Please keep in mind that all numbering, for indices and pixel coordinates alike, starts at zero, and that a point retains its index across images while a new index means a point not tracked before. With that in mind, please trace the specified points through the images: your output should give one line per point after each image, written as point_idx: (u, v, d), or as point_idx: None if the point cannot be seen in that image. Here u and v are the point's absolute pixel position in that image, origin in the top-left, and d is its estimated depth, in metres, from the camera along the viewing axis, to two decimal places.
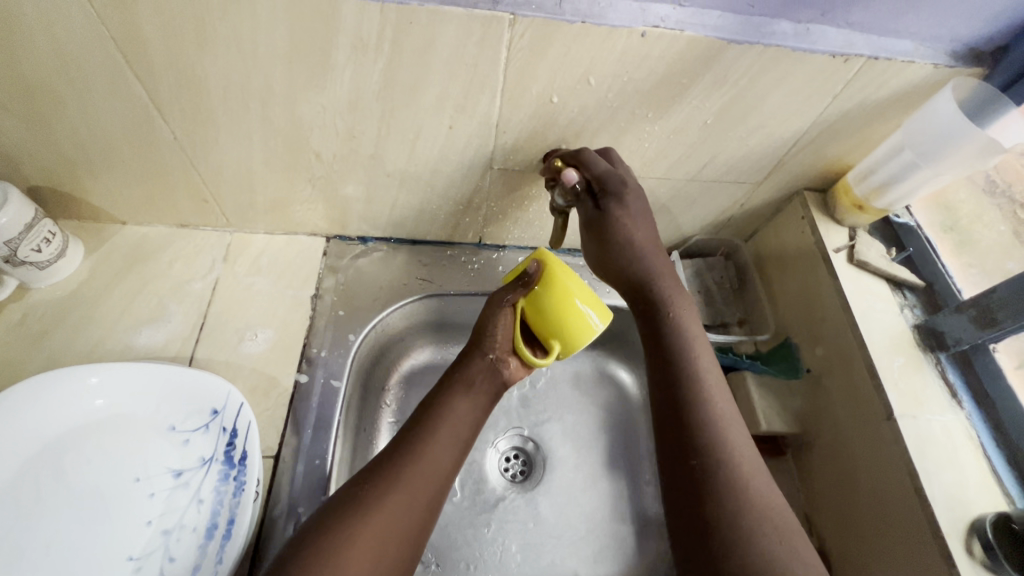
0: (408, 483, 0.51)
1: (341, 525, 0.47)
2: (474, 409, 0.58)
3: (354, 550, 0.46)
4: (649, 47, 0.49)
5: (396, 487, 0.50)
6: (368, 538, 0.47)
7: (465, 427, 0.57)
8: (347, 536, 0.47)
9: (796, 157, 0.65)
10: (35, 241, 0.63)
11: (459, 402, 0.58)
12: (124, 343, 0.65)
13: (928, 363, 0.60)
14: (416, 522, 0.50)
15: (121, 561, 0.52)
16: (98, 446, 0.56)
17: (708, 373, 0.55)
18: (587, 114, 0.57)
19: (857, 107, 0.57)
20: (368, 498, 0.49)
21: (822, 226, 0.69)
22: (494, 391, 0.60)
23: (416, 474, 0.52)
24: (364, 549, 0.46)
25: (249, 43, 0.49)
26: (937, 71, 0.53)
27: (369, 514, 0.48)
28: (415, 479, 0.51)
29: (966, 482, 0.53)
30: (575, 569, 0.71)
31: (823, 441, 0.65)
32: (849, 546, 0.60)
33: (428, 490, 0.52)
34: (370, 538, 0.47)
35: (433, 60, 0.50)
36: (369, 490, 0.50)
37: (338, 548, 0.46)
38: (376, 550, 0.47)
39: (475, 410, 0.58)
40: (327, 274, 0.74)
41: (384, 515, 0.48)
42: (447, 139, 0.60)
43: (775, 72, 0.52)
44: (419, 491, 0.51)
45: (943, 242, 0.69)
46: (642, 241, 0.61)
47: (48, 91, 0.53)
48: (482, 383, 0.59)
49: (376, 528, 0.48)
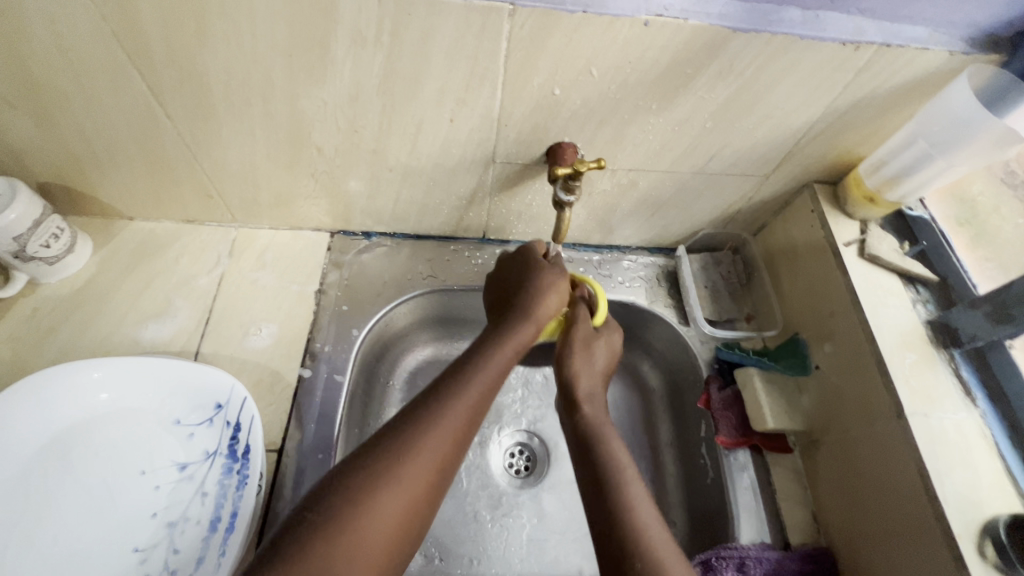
0: (452, 426, 0.46)
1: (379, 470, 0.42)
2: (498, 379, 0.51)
3: (393, 500, 0.42)
4: (652, 38, 0.48)
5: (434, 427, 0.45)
6: (406, 487, 0.42)
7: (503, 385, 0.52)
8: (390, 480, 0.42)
9: (806, 149, 0.63)
10: (44, 236, 0.64)
11: (507, 346, 0.52)
12: (132, 337, 0.66)
13: (941, 359, 0.59)
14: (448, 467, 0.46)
15: (127, 553, 0.52)
16: (104, 438, 0.56)
17: (618, 451, 0.52)
18: (589, 107, 0.56)
19: (869, 97, 0.56)
20: (414, 441, 0.44)
21: (832, 219, 0.67)
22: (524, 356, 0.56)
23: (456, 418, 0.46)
24: (401, 501, 0.42)
25: (249, 37, 0.48)
26: (952, 59, 0.51)
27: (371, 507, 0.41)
28: (458, 424, 0.46)
29: (978, 481, 0.52)
30: (580, 565, 0.71)
31: (831, 440, 0.64)
32: (859, 547, 0.58)
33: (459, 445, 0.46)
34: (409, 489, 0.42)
35: (432, 53, 0.50)
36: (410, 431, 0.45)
37: (367, 500, 0.41)
38: (413, 504, 0.42)
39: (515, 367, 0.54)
40: (332, 269, 0.75)
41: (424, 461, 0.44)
42: (449, 133, 0.60)
43: (782, 62, 0.51)
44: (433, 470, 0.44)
45: (959, 235, 0.67)
46: (596, 371, 0.60)
47: (54, 88, 0.53)
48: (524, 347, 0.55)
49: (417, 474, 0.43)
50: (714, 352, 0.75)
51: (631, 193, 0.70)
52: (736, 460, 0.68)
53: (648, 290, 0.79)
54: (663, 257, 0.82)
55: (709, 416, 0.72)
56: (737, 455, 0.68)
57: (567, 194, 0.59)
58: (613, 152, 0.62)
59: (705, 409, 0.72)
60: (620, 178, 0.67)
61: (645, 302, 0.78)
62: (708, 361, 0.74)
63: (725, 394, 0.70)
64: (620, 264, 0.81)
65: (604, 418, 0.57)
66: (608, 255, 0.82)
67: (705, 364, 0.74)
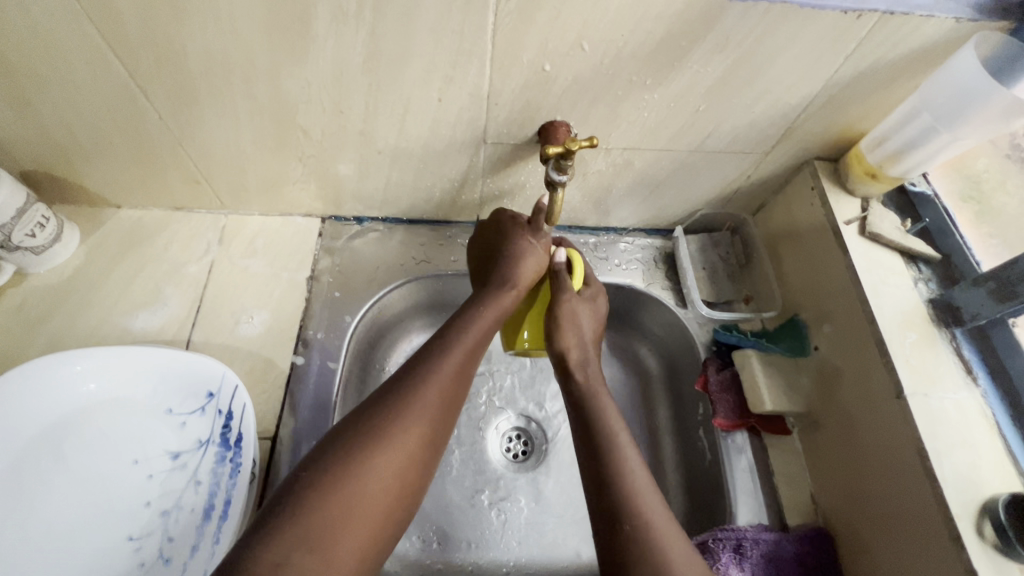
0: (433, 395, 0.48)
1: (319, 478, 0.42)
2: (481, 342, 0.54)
3: (367, 476, 0.43)
4: (645, 8, 0.47)
5: (430, 377, 0.49)
6: (401, 444, 0.45)
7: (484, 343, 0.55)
8: (367, 452, 0.44)
9: (806, 125, 0.62)
10: (29, 225, 0.62)
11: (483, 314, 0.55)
12: (122, 327, 0.65)
13: (942, 338, 0.58)
14: (440, 425, 0.48)
15: (121, 542, 0.52)
16: (95, 428, 0.56)
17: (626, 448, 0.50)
18: (581, 83, 0.54)
19: (872, 68, 0.54)
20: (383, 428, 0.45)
21: (833, 197, 0.66)
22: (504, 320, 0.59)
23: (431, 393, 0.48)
24: (387, 466, 0.44)
25: (226, 14, 0.46)
26: (958, 27, 0.49)
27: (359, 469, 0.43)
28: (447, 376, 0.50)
29: (979, 461, 0.51)
30: (578, 548, 0.71)
31: (829, 420, 0.63)
32: (856, 529, 0.58)
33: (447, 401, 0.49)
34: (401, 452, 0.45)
35: (417, 29, 0.48)
36: (408, 384, 0.48)
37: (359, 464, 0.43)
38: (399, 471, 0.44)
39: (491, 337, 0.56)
40: (324, 255, 0.74)
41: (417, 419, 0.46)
42: (438, 113, 0.58)
43: (780, 33, 0.49)
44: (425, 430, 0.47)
45: (963, 211, 0.65)
46: (584, 334, 0.60)
47: (31, 75, 0.52)
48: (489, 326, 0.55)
49: (406, 438, 0.45)
50: (712, 334, 0.74)
51: (627, 173, 0.68)
52: (734, 442, 0.68)
53: (645, 272, 0.78)
54: (660, 238, 0.81)
55: (706, 399, 0.72)
56: (735, 437, 0.68)
57: (559, 173, 0.57)
58: (607, 130, 0.61)
59: (702, 392, 0.72)
60: (615, 158, 0.65)
61: (642, 284, 0.77)
62: (705, 344, 0.74)
63: (723, 376, 0.70)
64: (617, 246, 0.80)
65: (602, 388, 0.56)
66: (605, 237, 0.80)
67: (702, 347, 0.73)
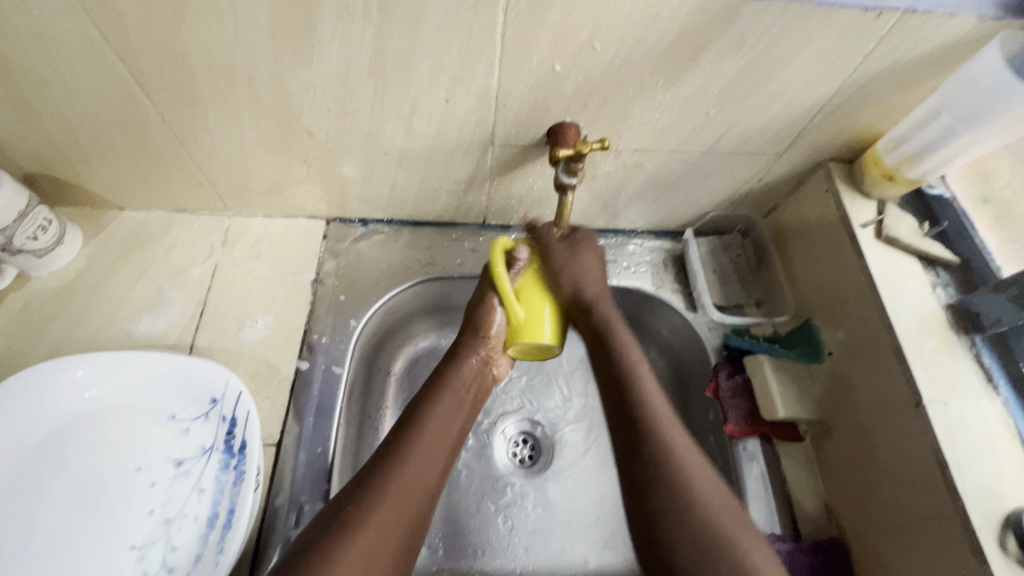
0: (407, 473, 0.50)
1: (362, 502, 0.47)
2: (456, 413, 0.58)
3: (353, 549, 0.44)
4: (658, 7, 0.45)
5: (399, 457, 0.51)
6: (391, 504, 0.48)
7: (456, 419, 0.58)
8: (350, 530, 0.45)
9: (821, 126, 0.60)
10: (31, 228, 0.62)
11: (446, 388, 0.58)
12: (125, 331, 0.65)
13: (961, 345, 0.56)
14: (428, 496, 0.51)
15: (123, 551, 0.52)
16: (97, 435, 0.55)
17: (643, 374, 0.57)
18: (592, 84, 0.53)
19: (891, 68, 0.52)
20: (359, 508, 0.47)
21: (847, 200, 0.64)
22: (478, 389, 0.62)
23: (403, 474, 0.50)
24: (372, 536, 0.46)
25: (229, 15, 0.46)
26: (982, 25, 0.48)
27: (354, 532, 0.45)
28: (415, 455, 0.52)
29: (1001, 472, 0.49)
30: (585, 555, 0.70)
31: (843, 428, 0.62)
32: (872, 539, 0.57)
33: (425, 475, 0.52)
34: (389, 517, 0.47)
35: (424, 29, 0.47)
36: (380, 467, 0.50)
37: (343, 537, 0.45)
38: (385, 533, 0.46)
39: (466, 406, 0.60)
40: (328, 257, 0.73)
41: (414, 466, 0.51)
42: (445, 115, 0.57)
43: (797, 33, 0.48)
44: (409, 500, 0.49)
45: (982, 214, 0.64)
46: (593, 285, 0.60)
47: (32, 77, 0.51)
48: (471, 385, 0.61)
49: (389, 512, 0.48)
50: (723, 339, 0.73)
51: (636, 175, 0.67)
52: (745, 450, 0.67)
53: (654, 276, 0.77)
54: (669, 241, 0.80)
55: (717, 405, 0.71)
56: (746, 445, 0.67)
57: (569, 175, 0.56)
58: (618, 131, 0.59)
59: (712, 397, 0.71)
60: (625, 160, 0.64)
61: (651, 288, 0.75)
62: (716, 348, 0.72)
63: (734, 382, 0.69)
64: (625, 249, 0.78)
65: (633, 350, 0.58)
66: (613, 239, 0.79)
67: (712, 351, 0.72)
